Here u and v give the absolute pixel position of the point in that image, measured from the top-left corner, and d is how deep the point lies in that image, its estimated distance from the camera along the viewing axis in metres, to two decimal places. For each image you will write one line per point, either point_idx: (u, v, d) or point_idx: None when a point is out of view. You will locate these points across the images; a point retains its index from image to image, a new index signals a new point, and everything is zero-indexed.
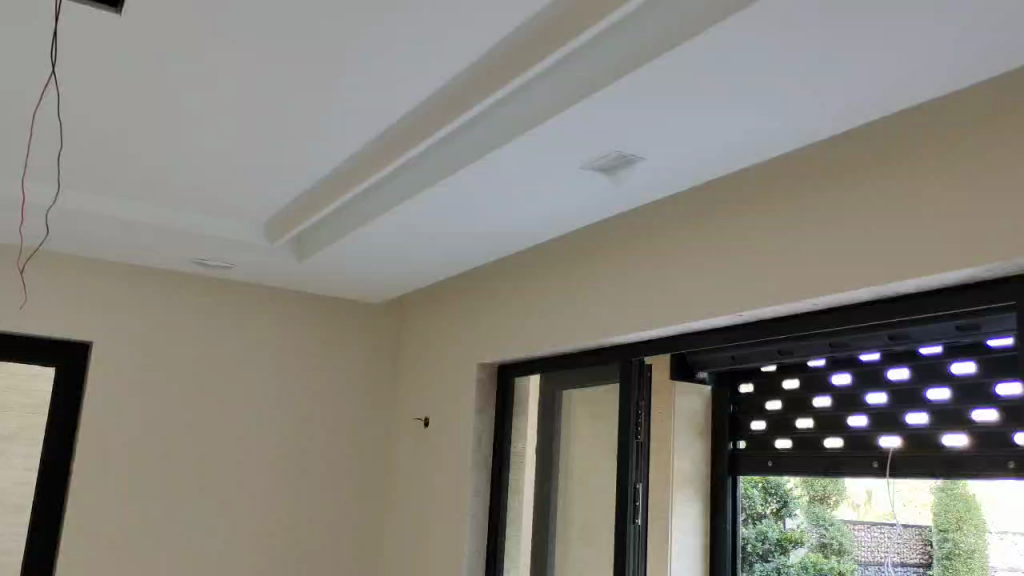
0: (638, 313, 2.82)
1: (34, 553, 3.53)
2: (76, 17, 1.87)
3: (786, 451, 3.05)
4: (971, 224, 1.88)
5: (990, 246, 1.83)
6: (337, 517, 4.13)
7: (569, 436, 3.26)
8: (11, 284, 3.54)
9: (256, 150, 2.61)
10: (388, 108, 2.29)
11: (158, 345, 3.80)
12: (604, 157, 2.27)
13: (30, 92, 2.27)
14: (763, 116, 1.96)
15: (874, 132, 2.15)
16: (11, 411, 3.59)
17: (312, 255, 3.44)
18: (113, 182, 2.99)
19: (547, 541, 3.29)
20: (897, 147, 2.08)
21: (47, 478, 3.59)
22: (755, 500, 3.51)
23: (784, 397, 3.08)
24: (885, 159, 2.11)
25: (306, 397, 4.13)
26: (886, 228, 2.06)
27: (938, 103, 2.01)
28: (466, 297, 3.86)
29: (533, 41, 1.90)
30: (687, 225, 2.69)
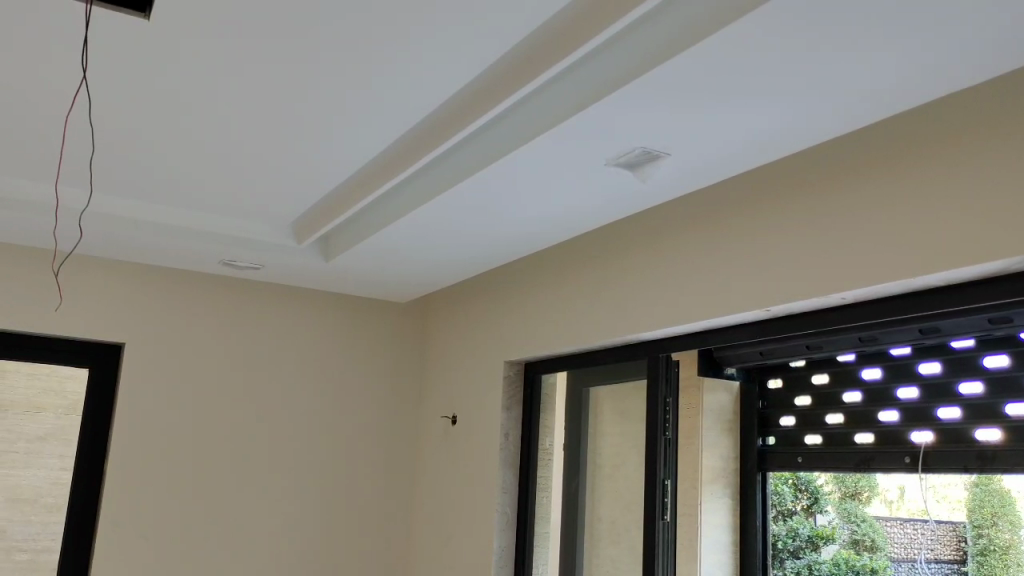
0: (662, 311, 2.81)
1: (70, 552, 3.59)
2: (102, 23, 1.90)
3: (816, 447, 3.03)
4: (980, 223, 1.87)
5: (1005, 242, 1.81)
6: (367, 515, 4.16)
7: (597, 433, 3.28)
8: (44, 287, 3.59)
9: (280, 150, 2.63)
10: (411, 109, 2.30)
11: (187, 346, 3.85)
12: (628, 155, 2.25)
13: (60, 97, 2.31)
14: (776, 116, 1.95)
15: (876, 131, 2.18)
16: (46, 411, 3.65)
17: (337, 256, 3.47)
18: (142, 185, 3.03)
19: (576, 539, 3.29)
20: (896, 146, 2.11)
21: (83, 478, 3.65)
22: (785, 497, 3.45)
23: (813, 392, 3.06)
24: (886, 157, 2.13)
25: (332, 397, 4.17)
26: (896, 226, 2.06)
27: (938, 102, 2.03)
28: (491, 296, 3.88)
29: (553, 42, 1.90)
30: (708, 223, 2.68)
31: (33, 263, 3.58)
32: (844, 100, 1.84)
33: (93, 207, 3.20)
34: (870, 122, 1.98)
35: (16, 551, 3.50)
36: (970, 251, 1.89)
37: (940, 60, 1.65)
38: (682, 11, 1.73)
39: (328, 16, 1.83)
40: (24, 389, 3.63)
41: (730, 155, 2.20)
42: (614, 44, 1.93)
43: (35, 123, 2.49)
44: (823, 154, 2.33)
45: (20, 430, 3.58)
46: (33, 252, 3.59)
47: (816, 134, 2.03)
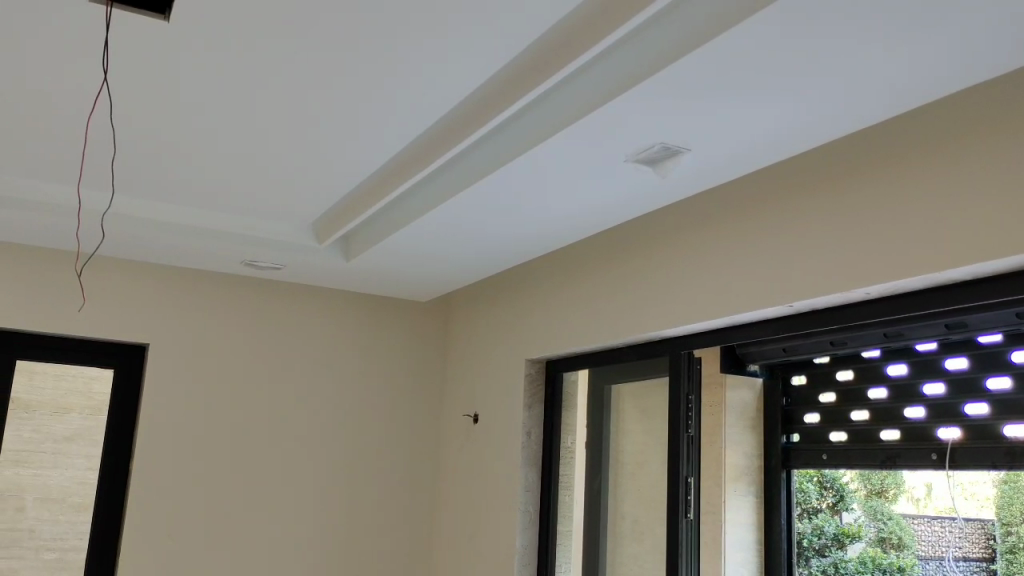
0: (684, 307, 2.79)
1: (97, 551, 3.62)
2: (123, 27, 1.92)
3: (842, 444, 2.99)
4: (1004, 216, 1.85)
5: None
6: (390, 514, 4.17)
7: (619, 431, 3.27)
8: (69, 288, 3.63)
9: (301, 151, 2.64)
10: (430, 109, 2.30)
11: (209, 346, 3.88)
12: (647, 151, 2.23)
13: (84, 102, 2.34)
14: (790, 111, 1.93)
15: (883, 130, 2.19)
16: (72, 411, 3.69)
17: (358, 255, 3.48)
18: (164, 187, 3.06)
19: (598, 538, 3.28)
20: (909, 144, 2.10)
21: (108, 477, 3.69)
22: (810, 495, 3.46)
23: (838, 388, 3.02)
24: (897, 154, 2.13)
25: (354, 396, 4.18)
26: (912, 222, 2.06)
27: (944, 100, 2.03)
28: (511, 295, 3.87)
29: (570, 39, 1.90)
30: (729, 219, 2.66)
31: (59, 265, 3.62)
32: (863, 94, 1.83)
33: (113, 210, 3.24)
34: (880, 121, 1.99)
35: (45, 550, 3.54)
36: (984, 245, 1.88)
37: (955, 54, 1.64)
38: (691, 12, 1.74)
39: (347, 16, 1.83)
40: (49, 389, 3.68)
41: (739, 154, 2.21)
42: (629, 42, 1.93)
43: (57, 126, 2.52)
44: (835, 152, 2.33)
45: (48, 430, 3.63)
46: (57, 254, 3.63)
47: (830, 132, 2.03)
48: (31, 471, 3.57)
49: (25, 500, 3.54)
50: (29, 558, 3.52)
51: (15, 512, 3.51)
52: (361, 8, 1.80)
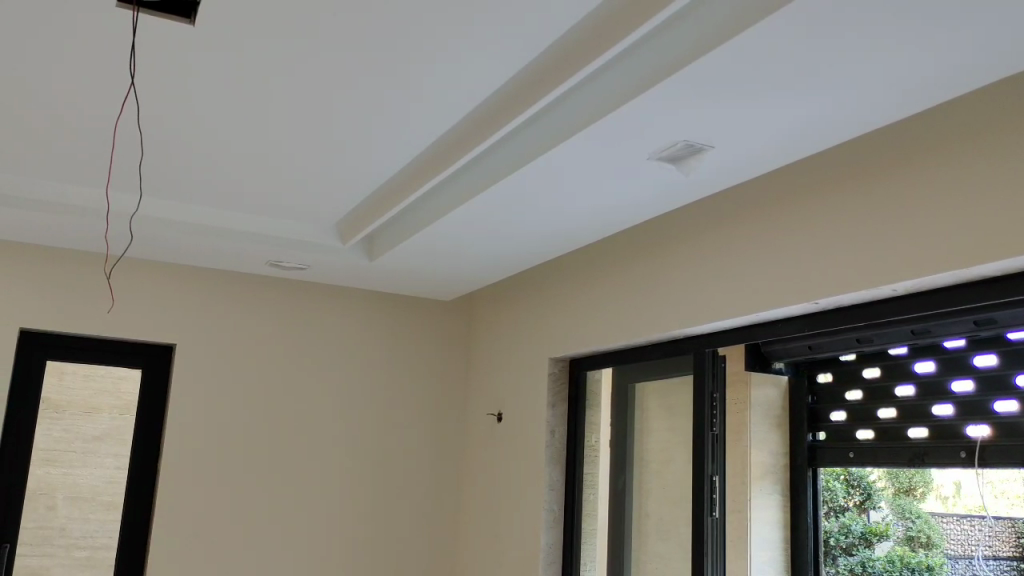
0: (708, 305, 2.78)
1: (127, 550, 3.67)
2: (149, 30, 1.94)
3: (869, 442, 2.97)
4: None
5: None
6: (415, 512, 4.19)
7: (643, 429, 3.26)
8: (97, 290, 3.68)
9: (327, 151, 2.65)
10: (453, 108, 2.30)
11: (235, 347, 3.92)
12: (670, 148, 2.22)
13: (111, 104, 2.36)
14: (813, 107, 1.92)
15: (906, 126, 2.17)
16: (102, 412, 3.72)
17: (381, 255, 3.50)
18: (191, 188, 3.09)
19: (623, 536, 3.27)
20: (932, 140, 2.09)
21: (137, 477, 3.74)
22: (837, 493, 3.47)
23: (864, 386, 3.00)
24: (921, 150, 2.11)
25: (378, 395, 4.20)
26: (933, 219, 2.05)
27: (970, 95, 2.01)
28: (534, 293, 3.88)
29: (594, 36, 1.89)
30: (752, 216, 2.65)
31: (87, 267, 3.67)
32: (889, 91, 1.81)
33: (141, 211, 3.29)
34: (904, 117, 1.98)
35: (75, 548, 3.58)
36: (1007, 243, 1.87)
37: (980, 51, 1.62)
38: (707, 14, 1.75)
39: (374, 18, 1.85)
40: (79, 390, 3.70)
41: (761, 153, 2.20)
42: (649, 40, 1.93)
43: (85, 127, 2.54)
44: (858, 148, 2.31)
45: (78, 430, 3.65)
46: (86, 257, 3.68)
47: (850, 130, 2.03)
48: (61, 470, 3.59)
49: (56, 498, 3.57)
50: (60, 557, 3.55)
51: (46, 510, 3.55)
52: (387, 8, 1.80)
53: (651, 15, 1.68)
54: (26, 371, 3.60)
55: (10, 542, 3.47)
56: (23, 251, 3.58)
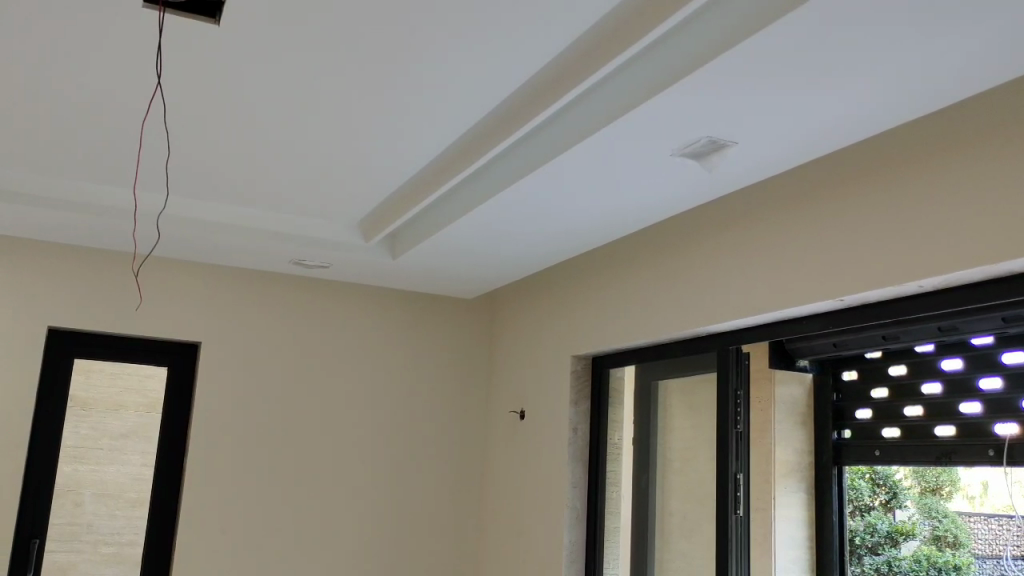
0: (731, 302, 2.77)
1: (153, 546, 3.71)
2: (176, 30, 1.96)
3: (895, 440, 2.94)
4: None
5: None
6: (438, 510, 4.20)
7: (666, 427, 3.25)
8: (125, 288, 3.73)
9: (351, 149, 2.67)
10: (476, 106, 2.31)
11: (258, 345, 3.95)
12: (694, 144, 2.20)
13: (138, 104, 2.39)
14: (838, 103, 1.90)
15: (931, 121, 2.15)
16: (128, 409, 3.76)
17: (403, 254, 3.52)
18: (217, 187, 3.12)
19: (647, 534, 3.26)
20: (958, 134, 2.07)
21: (164, 474, 3.78)
22: (862, 492, 3.42)
23: (891, 383, 2.97)
24: (947, 145, 2.09)
25: (400, 393, 4.21)
26: (960, 214, 2.03)
27: (995, 90, 1.99)
28: (557, 291, 3.87)
29: (616, 33, 1.88)
30: (775, 212, 2.64)
31: (114, 266, 3.72)
32: (914, 86, 1.79)
33: (167, 211, 3.33)
34: (929, 114, 1.97)
35: (103, 544, 3.62)
36: None
37: (1008, 46, 1.60)
38: (730, 10, 1.74)
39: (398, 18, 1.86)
40: (106, 388, 3.74)
41: (786, 149, 2.19)
42: (670, 37, 1.92)
43: (112, 128, 2.57)
44: (882, 143, 2.29)
45: (104, 427, 3.69)
46: (113, 255, 3.72)
47: (873, 127, 2.02)
48: (88, 467, 3.64)
49: (84, 495, 3.61)
50: (88, 552, 3.59)
51: (74, 506, 3.59)
52: (412, 7, 1.81)
53: (674, 11, 1.67)
54: (54, 369, 3.65)
55: (39, 538, 3.51)
56: (52, 250, 3.63)
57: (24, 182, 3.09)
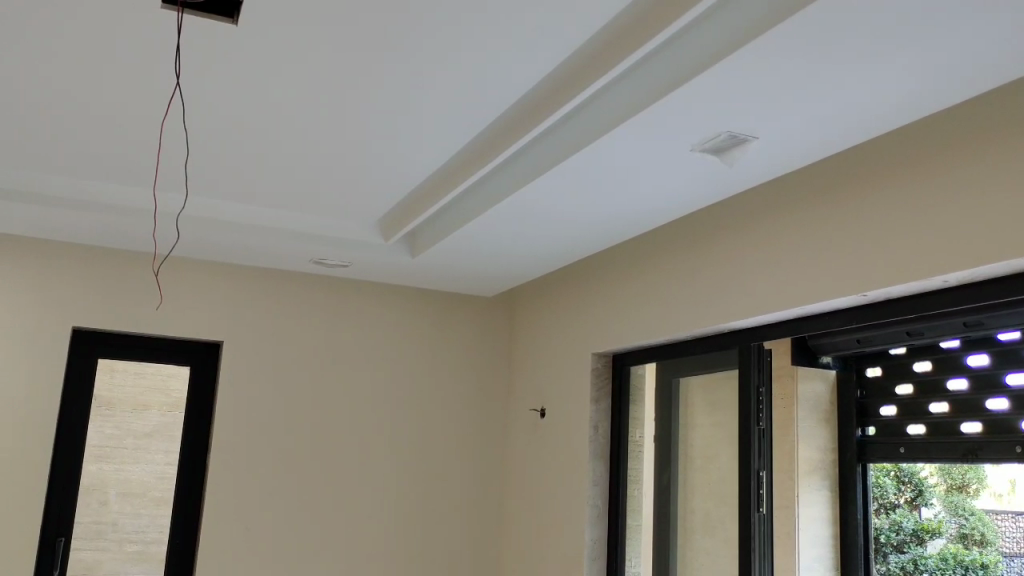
0: (753, 298, 2.74)
1: (177, 544, 3.74)
2: (193, 31, 1.97)
3: (920, 437, 2.90)
4: None
5: None
6: (460, 509, 4.20)
7: (688, 424, 3.23)
8: (147, 289, 3.76)
9: (367, 149, 2.67)
10: (493, 104, 2.30)
11: (279, 344, 3.96)
12: (714, 139, 2.18)
13: (157, 105, 2.41)
14: (858, 97, 1.88)
15: (955, 112, 2.12)
16: (151, 409, 3.79)
17: (422, 252, 3.52)
18: (236, 187, 3.13)
19: (669, 532, 3.25)
20: (983, 127, 2.03)
21: (187, 473, 3.80)
22: (887, 490, 3.34)
23: (916, 380, 2.92)
24: (971, 138, 2.06)
25: (421, 391, 4.22)
26: (986, 208, 1.99)
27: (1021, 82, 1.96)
28: (577, 288, 3.86)
29: (630, 29, 1.87)
30: (796, 207, 2.61)
31: (136, 267, 3.75)
32: (933, 79, 1.77)
33: (188, 211, 3.35)
34: (951, 106, 1.94)
35: (127, 543, 3.65)
36: None
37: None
38: (745, 6, 1.72)
39: (411, 18, 1.86)
40: (130, 388, 3.77)
41: (806, 144, 2.16)
42: (686, 33, 1.91)
43: (133, 129, 2.59)
44: (905, 136, 2.26)
45: (128, 427, 3.72)
46: (136, 256, 3.75)
47: (894, 120, 1.99)
48: (113, 466, 3.67)
49: (108, 494, 3.65)
50: (113, 551, 3.62)
51: (99, 505, 3.63)
52: (426, 7, 1.81)
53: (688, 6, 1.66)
54: (78, 369, 3.68)
55: (65, 537, 3.55)
56: (75, 251, 3.66)
57: (47, 184, 3.12)
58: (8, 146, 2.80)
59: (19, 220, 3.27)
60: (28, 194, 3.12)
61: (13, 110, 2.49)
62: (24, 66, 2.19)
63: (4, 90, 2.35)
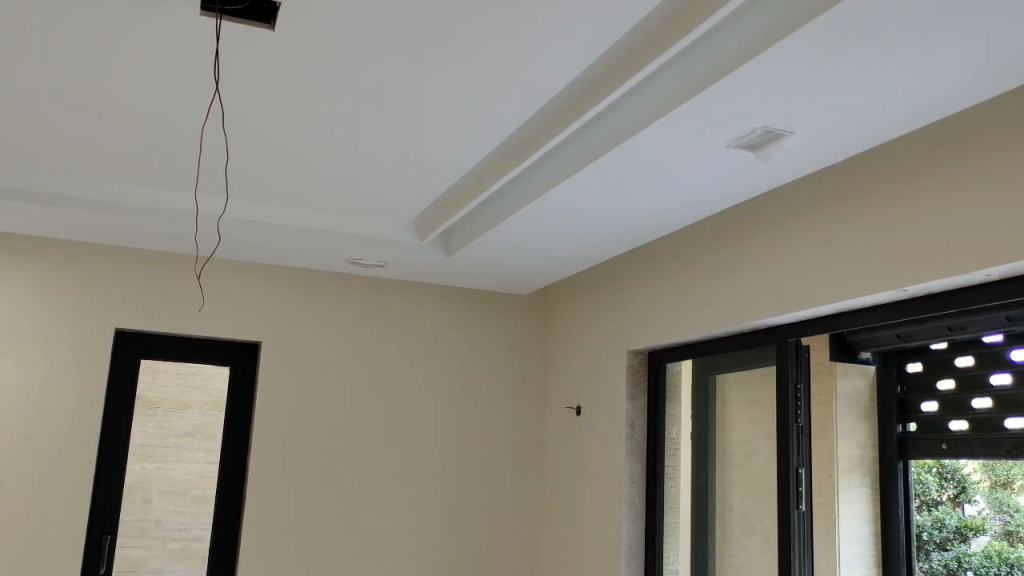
0: (790, 294, 2.72)
1: (219, 542, 3.80)
2: (230, 37, 2.00)
3: (963, 435, 2.44)
4: None
5: None
6: (496, 507, 4.21)
7: (725, 420, 3.22)
8: (189, 290, 3.82)
9: (404, 150, 2.69)
10: (530, 104, 2.31)
11: (316, 344, 4.01)
12: (750, 134, 2.16)
13: (198, 110, 2.45)
14: (883, 92, 1.86)
15: (996, 106, 2.09)
16: (192, 408, 3.85)
17: (457, 251, 3.55)
18: (273, 189, 3.17)
19: (708, 529, 3.24)
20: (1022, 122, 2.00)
21: (228, 472, 3.86)
22: (928, 486, 2.53)
23: (955, 375, 2.48)
24: (1012, 132, 2.02)
25: (457, 390, 4.24)
26: None
27: None
28: (611, 286, 3.85)
29: (663, 28, 1.87)
30: (835, 202, 2.57)
31: (179, 268, 3.82)
32: (975, 72, 1.75)
33: (227, 214, 3.41)
34: (986, 99, 1.91)
35: (170, 540, 3.72)
36: None
37: None
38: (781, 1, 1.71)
39: (425, 18, 1.87)
40: (171, 388, 3.84)
41: (844, 140, 2.14)
42: (716, 33, 1.90)
43: (173, 133, 2.63)
44: (946, 129, 2.22)
45: (171, 426, 3.79)
46: (177, 258, 3.82)
47: (931, 115, 1.97)
48: (156, 465, 3.74)
49: (151, 492, 3.72)
50: (157, 548, 3.69)
51: (142, 504, 3.69)
52: (442, 7, 1.83)
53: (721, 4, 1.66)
54: (123, 369, 3.75)
55: (110, 534, 3.63)
56: (119, 254, 3.74)
57: (90, 187, 3.19)
58: (51, 151, 2.85)
59: (66, 224, 3.34)
60: (73, 199, 3.20)
61: (58, 117, 2.55)
62: (68, 73, 2.24)
63: (49, 96, 2.40)
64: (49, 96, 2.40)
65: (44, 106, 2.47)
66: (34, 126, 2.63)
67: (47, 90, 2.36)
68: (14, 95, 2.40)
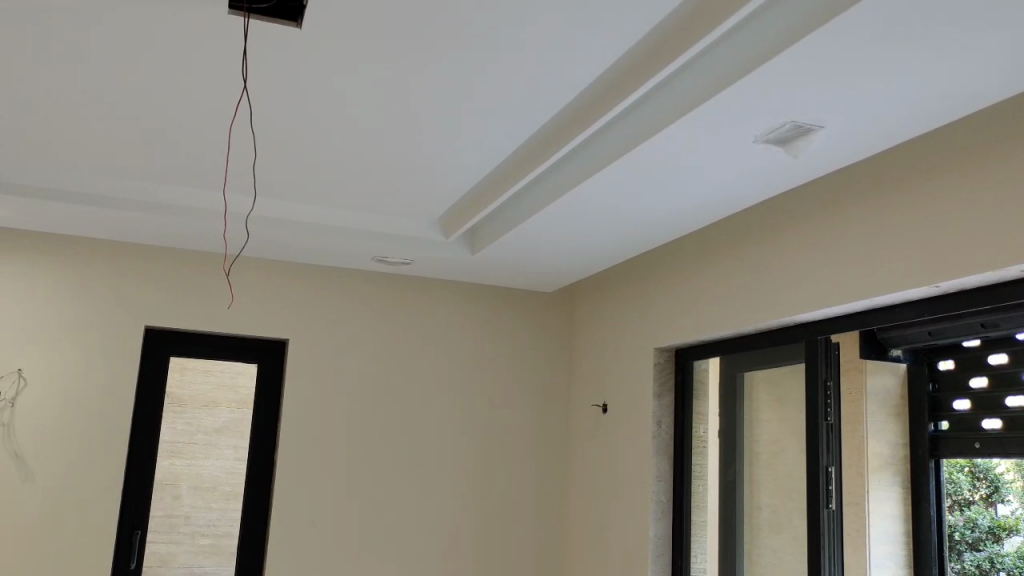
0: (818, 292, 2.68)
1: (247, 538, 3.82)
2: (253, 35, 2.00)
3: (996, 434, 2.38)
4: None
5: None
6: (522, 505, 4.21)
7: (754, 419, 3.19)
8: (217, 289, 3.86)
9: (428, 147, 2.68)
10: (556, 99, 2.29)
11: (341, 342, 4.02)
12: (777, 130, 2.13)
13: (224, 109, 2.46)
14: (915, 85, 1.81)
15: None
16: (221, 406, 3.88)
17: (482, 248, 3.54)
18: (300, 188, 3.19)
19: (735, 528, 3.21)
20: None
21: (257, 469, 3.89)
22: (961, 486, 2.66)
23: (988, 373, 2.42)
24: None
25: (482, 388, 4.24)
26: None
27: None
28: (636, 283, 3.84)
29: (689, 23, 1.84)
30: (861, 199, 2.54)
31: (207, 267, 3.85)
32: (1010, 65, 1.70)
33: (254, 213, 3.44)
34: (1015, 95, 1.88)
35: (199, 535, 3.75)
36: None
37: None
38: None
39: (452, 14, 1.85)
40: (200, 385, 3.87)
41: (871, 136, 2.11)
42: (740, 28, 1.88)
43: (200, 130, 2.64)
44: (972, 125, 2.18)
45: (199, 423, 3.82)
46: (205, 257, 3.85)
47: (959, 110, 1.93)
48: (185, 461, 3.78)
49: (181, 488, 3.75)
50: (186, 544, 3.72)
51: (172, 500, 3.73)
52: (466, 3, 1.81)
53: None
54: (152, 367, 3.79)
55: (140, 529, 3.67)
56: (148, 252, 3.78)
57: (120, 186, 3.22)
58: (82, 150, 2.88)
59: (96, 223, 3.39)
60: (103, 198, 3.24)
61: (88, 116, 2.57)
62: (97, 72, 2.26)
63: (78, 96, 2.42)
64: (78, 96, 2.42)
65: (74, 106, 2.49)
66: (65, 126, 2.66)
67: (78, 90, 2.38)
68: (46, 95, 2.42)
